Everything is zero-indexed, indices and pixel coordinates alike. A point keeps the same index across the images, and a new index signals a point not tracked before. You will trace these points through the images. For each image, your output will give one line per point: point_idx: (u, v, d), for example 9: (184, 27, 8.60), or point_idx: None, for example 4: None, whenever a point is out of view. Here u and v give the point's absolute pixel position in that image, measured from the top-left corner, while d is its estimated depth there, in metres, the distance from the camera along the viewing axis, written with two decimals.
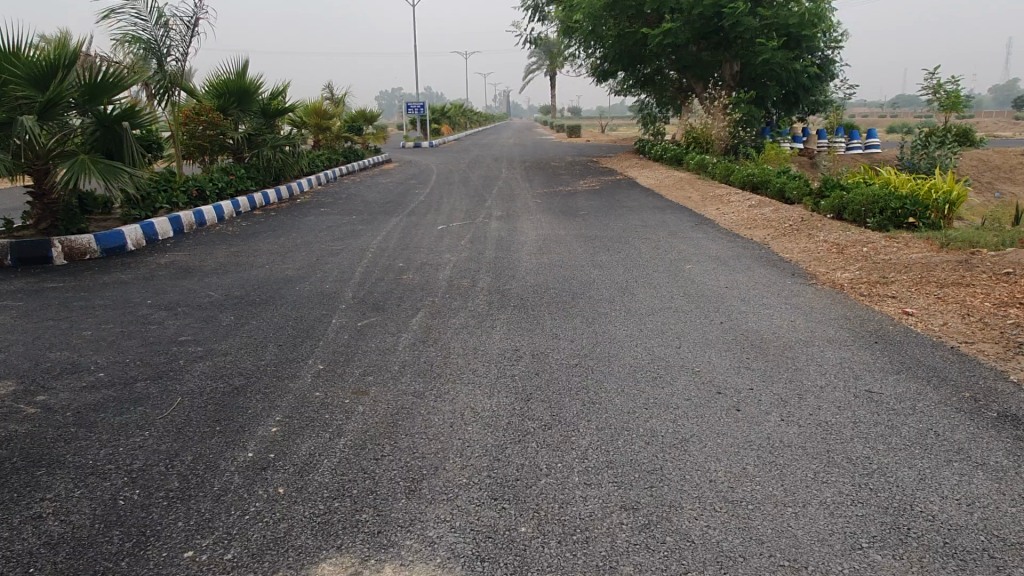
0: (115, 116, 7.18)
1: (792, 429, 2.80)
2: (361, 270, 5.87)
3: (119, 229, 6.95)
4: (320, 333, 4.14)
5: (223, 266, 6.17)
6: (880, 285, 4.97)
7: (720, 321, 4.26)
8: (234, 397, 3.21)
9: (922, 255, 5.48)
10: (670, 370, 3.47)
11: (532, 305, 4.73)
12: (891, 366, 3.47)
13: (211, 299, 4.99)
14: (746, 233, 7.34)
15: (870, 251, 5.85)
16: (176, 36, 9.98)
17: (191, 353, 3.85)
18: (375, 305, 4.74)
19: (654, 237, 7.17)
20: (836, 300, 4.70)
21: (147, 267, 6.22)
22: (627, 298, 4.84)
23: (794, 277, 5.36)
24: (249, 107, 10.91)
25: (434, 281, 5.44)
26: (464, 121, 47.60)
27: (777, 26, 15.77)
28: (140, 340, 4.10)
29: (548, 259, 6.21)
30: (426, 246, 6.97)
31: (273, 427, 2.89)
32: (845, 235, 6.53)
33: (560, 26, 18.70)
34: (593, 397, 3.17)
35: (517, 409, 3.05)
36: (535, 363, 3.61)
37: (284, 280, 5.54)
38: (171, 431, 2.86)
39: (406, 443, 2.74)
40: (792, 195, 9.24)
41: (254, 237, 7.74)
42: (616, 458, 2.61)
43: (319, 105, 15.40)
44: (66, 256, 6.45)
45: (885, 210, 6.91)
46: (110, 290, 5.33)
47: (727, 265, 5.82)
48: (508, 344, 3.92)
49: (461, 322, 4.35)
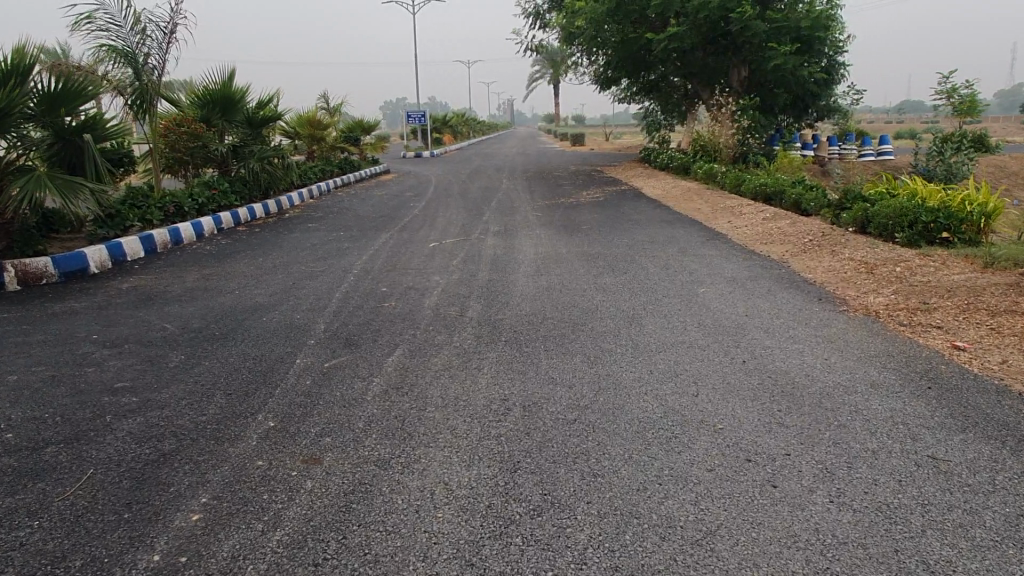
0: (77, 128, 6.67)
1: (846, 518, 2.22)
2: (339, 296, 5.30)
3: (81, 251, 6.40)
4: (279, 378, 3.57)
5: (188, 292, 5.62)
6: (922, 312, 4.37)
7: (742, 360, 3.69)
8: (157, 469, 2.65)
9: (967, 277, 4.89)
10: (687, 430, 2.88)
11: (527, 339, 4.16)
12: (953, 423, 2.87)
13: (165, 333, 4.43)
14: (763, 249, 6.76)
15: (905, 271, 5.26)
16: (156, 42, 9.46)
17: (122, 406, 3.27)
18: (348, 340, 4.17)
19: (662, 254, 6.59)
20: (874, 332, 4.11)
21: (105, 292, 5.67)
22: (634, 330, 4.26)
23: (822, 302, 4.78)
24: (235, 117, 10.50)
25: (418, 310, 4.86)
26: (467, 133, 47.18)
27: (785, 28, 15.19)
28: (70, 387, 3.54)
29: (546, 282, 5.63)
30: (415, 267, 6.39)
31: (194, 516, 2.32)
32: (874, 253, 5.93)
33: (561, 34, 18.22)
34: (594, 468, 2.58)
35: (500, 485, 2.48)
36: (524, 420, 3.02)
37: (251, 309, 4.98)
38: (66, 522, 2.29)
39: (358, 540, 2.16)
40: (808, 206, 8.65)
41: (230, 257, 7.21)
42: (623, 562, 2.03)
43: (313, 114, 14.82)
44: (21, 281, 5.90)
45: (915, 224, 6.32)
46: (53, 323, 4.76)
47: (745, 288, 5.25)
48: (495, 391, 3.34)
49: (444, 362, 3.77)
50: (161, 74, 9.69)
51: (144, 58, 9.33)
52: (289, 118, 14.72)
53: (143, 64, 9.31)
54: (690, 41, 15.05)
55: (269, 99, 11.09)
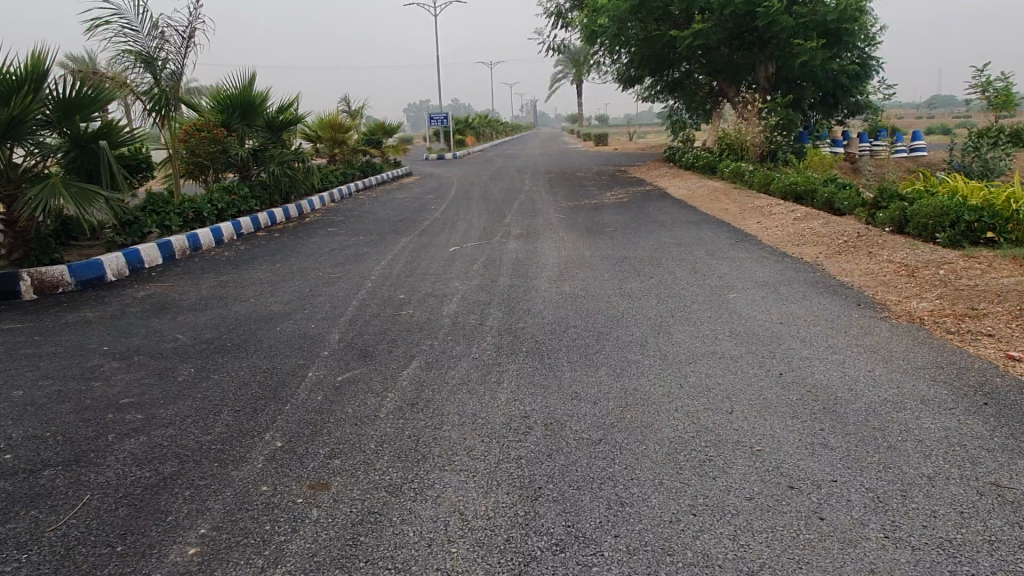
0: (93, 135, 6.60)
1: (905, 557, 2.00)
2: (355, 304, 5.14)
3: (97, 259, 6.32)
4: (290, 394, 3.41)
5: (203, 301, 5.49)
6: (970, 318, 4.12)
7: (779, 373, 3.46)
8: (157, 494, 2.49)
9: (1016, 280, 4.61)
10: (724, 451, 2.67)
11: (549, 350, 3.96)
12: (1015, 445, 2.63)
13: (175, 345, 4.29)
14: (796, 251, 6.49)
15: (949, 273, 4.99)
16: (173, 46, 9.42)
17: (126, 424, 3.12)
18: (363, 351, 4.00)
19: (690, 258, 6.35)
20: (919, 341, 3.85)
21: (120, 301, 5.56)
22: (663, 339, 4.05)
23: (862, 308, 4.54)
24: (255, 121, 10.43)
25: (436, 318, 4.69)
26: (490, 134, 47.06)
27: (812, 22, 14.81)
28: (74, 403, 3.40)
29: (569, 288, 5.43)
30: (434, 273, 6.22)
31: (191, 549, 2.16)
32: (914, 254, 5.65)
33: (583, 33, 17.97)
34: (623, 496, 2.38)
35: (521, 515, 2.29)
36: (546, 440, 2.82)
37: (265, 318, 4.83)
38: (56, 556, 2.14)
39: None
40: (842, 205, 8.36)
41: (248, 263, 7.10)
42: None
43: (334, 118, 14.72)
44: (36, 290, 5.82)
45: (957, 223, 6.03)
46: (65, 334, 4.65)
47: (778, 293, 5.01)
48: (514, 408, 3.15)
49: (463, 375, 3.59)
50: (179, 78, 9.63)
51: (163, 63, 9.28)
52: (310, 121, 14.63)
53: (162, 69, 9.25)
54: (715, 38, 14.72)
55: (289, 102, 11.01)
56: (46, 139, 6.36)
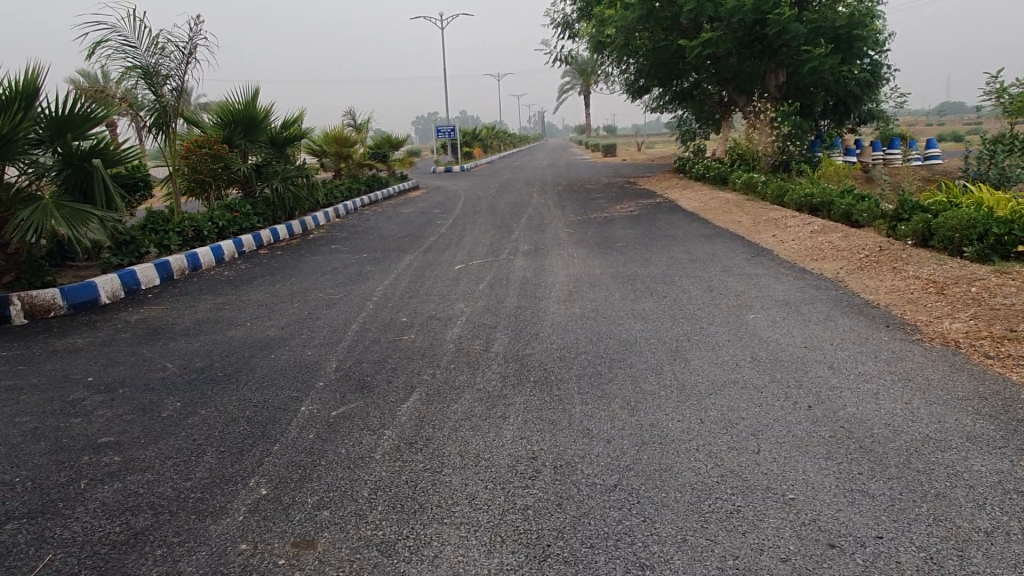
0: (87, 153, 6.41)
1: None
2: (355, 328, 4.91)
3: (91, 281, 6.11)
4: (279, 432, 3.16)
5: (198, 325, 5.27)
6: (1010, 341, 3.84)
7: (807, 405, 3.19)
8: (125, 554, 2.25)
9: None
10: (753, 498, 2.42)
11: (559, 379, 3.71)
12: None
13: (164, 375, 4.06)
14: (814, 266, 6.24)
15: (982, 290, 4.73)
16: (174, 62, 9.27)
17: (101, 468, 2.89)
18: (361, 382, 3.77)
19: (704, 275, 6.10)
20: (957, 368, 3.58)
21: (113, 326, 5.35)
22: (679, 366, 3.81)
23: (891, 330, 4.26)
24: (258, 137, 10.25)
25: (439, 343, 4.45)
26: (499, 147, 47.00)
27: (823, 28, 14.40)
28: (51, 442, 3.18)
29: (579, 309, 5.18)
30: (438, 293, 6.00)
31: None
32: (942, 269, 5.38)
33: (589, 45, 17.74)
34: (642, 556, 2.12)
35: None
36: (556, 486, 2.57)
37: (260, 345, 4.60)
38: None
39: None
40: (861, 217, 8.08)
41: (247, 284, 6.89)
42: None
43: (339, 131, 14.56)
44: (27, 315, 5.63)
45: (986, 235, 5.76)
46: (51, 363, 4.43)
47: (799, 312, 4.75)
48: (521, 448, 2.89)
49: (465, 410, 3.33)
50: (181, 95, 9.47)
51: (164, 79, 9.13)
52: (315, 136, 14.44)
53: (162, 85, 9.09)
54: (725, 46, 14.46)
55: (293, 118, 10.84)
56: (39, 158, 6.17)
